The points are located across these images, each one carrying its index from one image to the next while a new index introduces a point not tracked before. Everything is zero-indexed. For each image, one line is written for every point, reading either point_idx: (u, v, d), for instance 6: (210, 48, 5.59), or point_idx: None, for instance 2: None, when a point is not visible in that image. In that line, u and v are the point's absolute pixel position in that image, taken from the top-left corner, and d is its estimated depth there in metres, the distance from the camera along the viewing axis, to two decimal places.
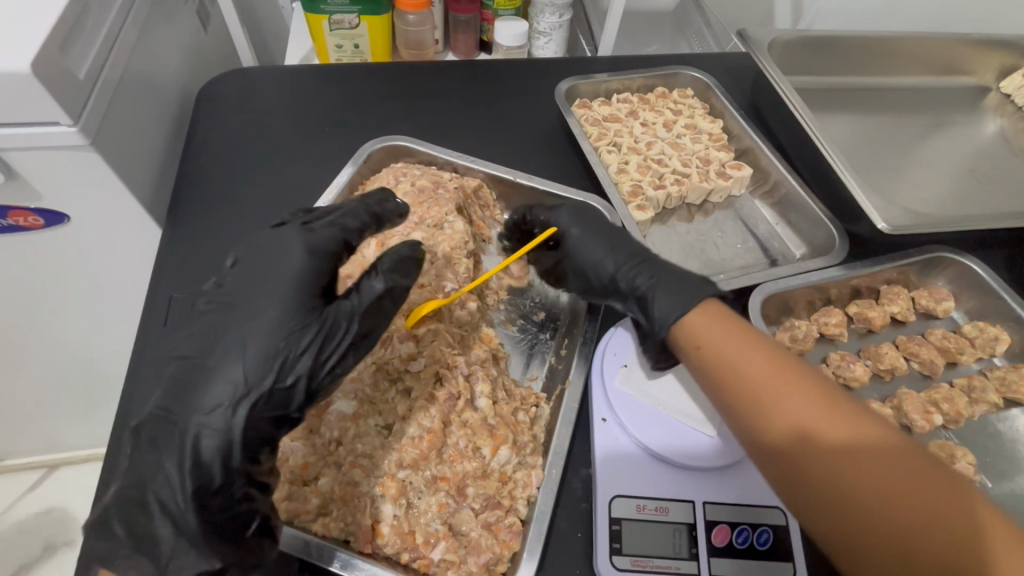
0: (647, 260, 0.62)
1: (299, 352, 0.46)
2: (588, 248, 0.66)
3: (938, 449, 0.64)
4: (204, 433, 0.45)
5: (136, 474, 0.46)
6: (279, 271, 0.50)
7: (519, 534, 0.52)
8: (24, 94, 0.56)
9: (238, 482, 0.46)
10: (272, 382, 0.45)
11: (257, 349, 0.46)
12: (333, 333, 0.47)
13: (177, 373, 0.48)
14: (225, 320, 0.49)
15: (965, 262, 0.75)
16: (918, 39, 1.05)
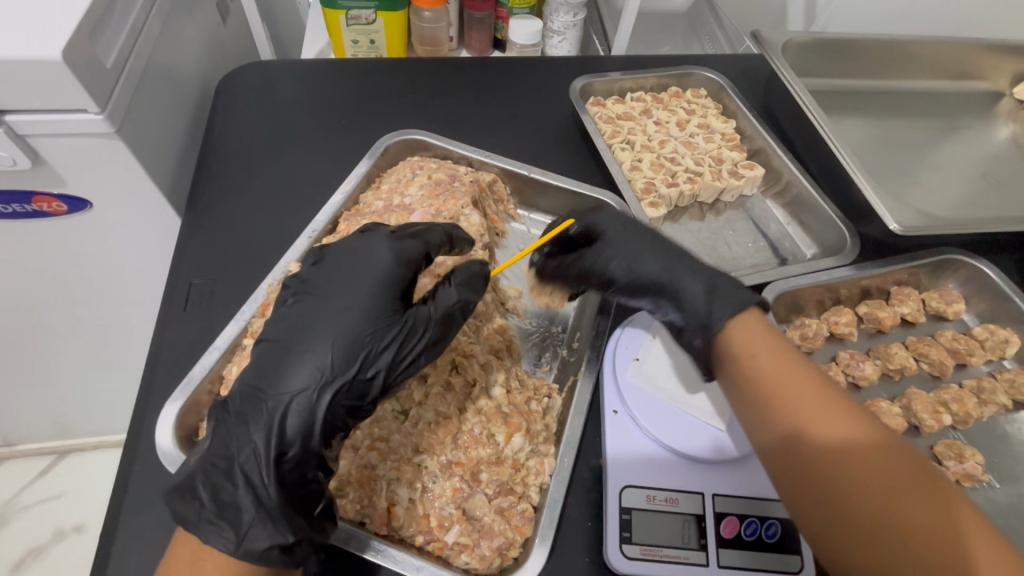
0: (691, 265, 0.62)
1: (384, 349, 0.49)
2: (630, 251, 0.64)
3: (946, 449, 0.65)
4: (289, 413, 0.46)
5: (223, 443, 0.47)
6: (366, 266, 0.52)
7: (531, 520, 0.53)
8: (54, 82, 0.58)
9: (310, 463, 0.47)
10: (357, 374, 0.47)
11: (346, 338, 0.48)
12: (412, 336, 0.50)
13: (262, 354, 0.48)
14: (312, 308, 0.50)
15: (978, 264, 0.76)
16: (933, 43, 1.05)
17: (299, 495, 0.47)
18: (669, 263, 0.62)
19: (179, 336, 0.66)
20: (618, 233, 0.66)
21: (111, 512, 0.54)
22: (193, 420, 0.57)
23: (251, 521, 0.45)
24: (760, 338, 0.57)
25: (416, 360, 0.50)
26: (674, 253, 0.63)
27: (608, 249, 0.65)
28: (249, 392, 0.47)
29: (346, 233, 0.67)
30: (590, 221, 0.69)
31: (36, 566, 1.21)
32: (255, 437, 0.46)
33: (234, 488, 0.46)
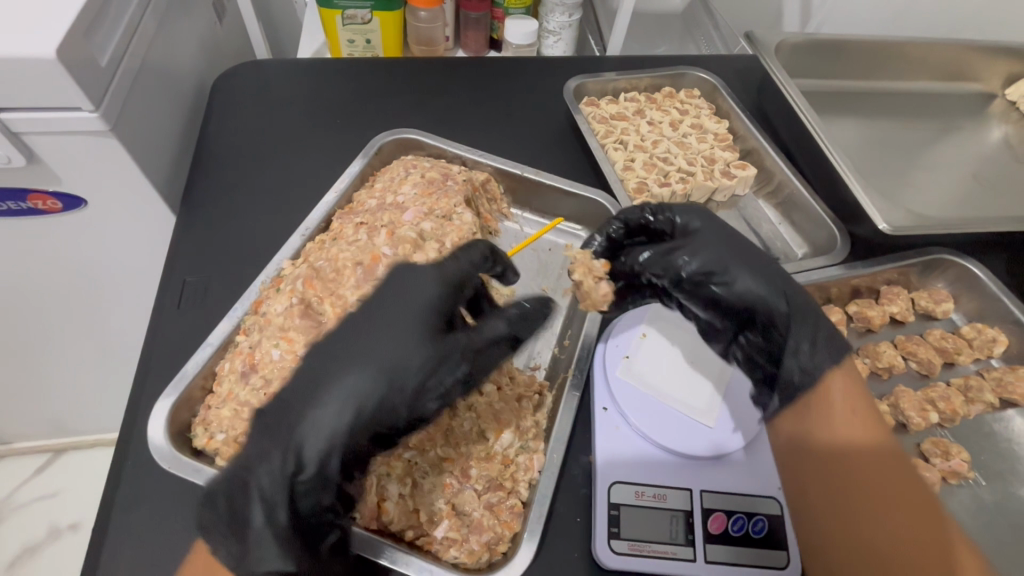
0: (793, 294, 0.59)
1: (424, 383, 0.49)
2: (737, 262, 0.58)
3: (932, 446, 0.66)
4: (318, 437, 0.46)
5: (246, 457, 0.47)
6: (415, 295, 0.52)
7: (520, 515, 0.54)
8: (48, 80, 0.58)
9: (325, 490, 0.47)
10: (398, 406, 0.48)
11: (393, 370, 0.48)
12: (450, 371, 0.51)
13: (302, 374, 0.49)
14: (355, 333, 0.50)
15: (966, 264, 0.76)
16: (925, 44, 1.05)
17: (306, 518, 0.47)
18: (778, 288, 0.59)
19: (173, 333, 0.66)
20: (721, 238, 0.60)
21: (103, 509, 0.54)
22: (185, 415, 0.57)
23: (260, 539, 0.46)
24: (852, 387, 0.58)
25: (453, 392, 0.51)
26: (778, 278, 0.60)
27: (711, 252, 0.58)
28: (282, 414, 0.48)
29: (339, 231, 0.68)
30: (690, 218, 0.62)
31: (31, 564, 1.21)
32: (275, 457, 0.46)
33: (245, 506, 0.46)
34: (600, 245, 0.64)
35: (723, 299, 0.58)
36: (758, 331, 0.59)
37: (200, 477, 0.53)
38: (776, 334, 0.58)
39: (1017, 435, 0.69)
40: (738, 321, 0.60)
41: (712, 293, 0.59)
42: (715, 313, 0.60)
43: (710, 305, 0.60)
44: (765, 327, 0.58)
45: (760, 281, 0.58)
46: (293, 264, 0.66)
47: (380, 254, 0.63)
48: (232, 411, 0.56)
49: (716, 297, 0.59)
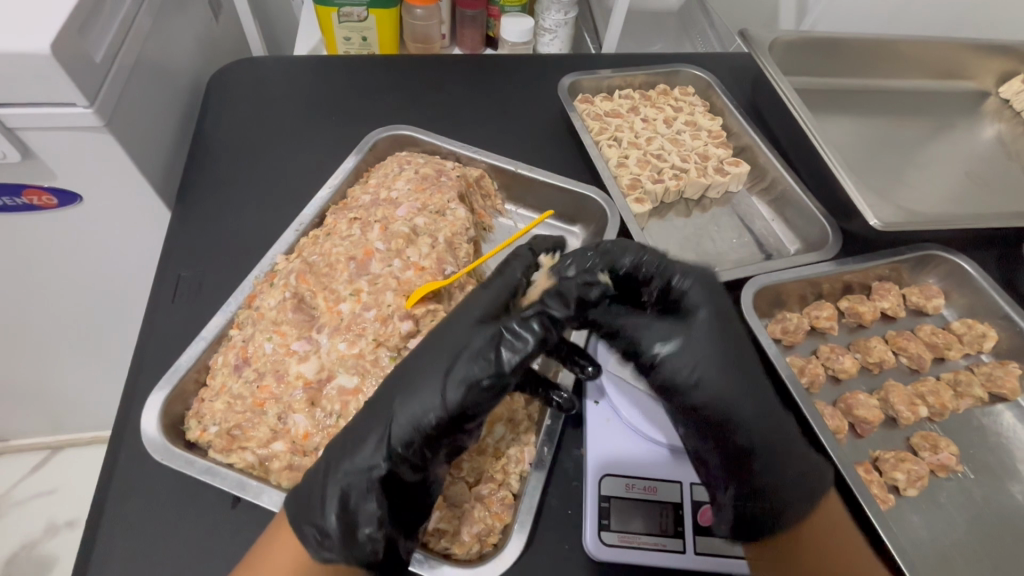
0: (772, 407, 0.53)
1: (471, 369, 0.48)
2: (723, 360, 0.52)
3: (921, 440, 0.66)
4: (398, 425, 0.48)
5: (330, 456, 0.48)
6: (481, 295, 0.54)
7: (510, 507, 0.54)
8: (42, 76, 0.58)
9: (403, 466, 0.48)
10: (448, 394, 0.48)
11: (456, 358, 0.49)
12: (496, 352, 0.48)
13: (392, 376, 0.51)
14: (434, 333, 0.52)
15: (956, 260, 0.77)
16: (918, 42, 1.06)
17: (370, 495, 0.47)
18: (746, 400, 0.52)
19: (167, 327, 0.66)
20: (716, 328, 0.53)
21: (97, 501, 0.55)
22: (179, 408, 0.57)
23: (328, 509, 0.46)
24: (837, 522, 0.52)
25: (506, 368, 0.48)
26: (763, 388, 0.53)
27: (698, 344, 0.52)
28: (382, 403, 0.49)
29: (332, 225, 0.68)
30: (693, 287, 0.55)
31: (29, 560, 1.21)
32: (371, 437, 0.48)
33: (330, 475, 0.47)
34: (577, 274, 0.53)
35: (689, 399, 0.51)
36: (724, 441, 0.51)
37: (193, 468, 0.53)
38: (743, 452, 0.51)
39: (1006, 429, 0.70)
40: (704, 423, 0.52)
41: (682, 388, 0.51)
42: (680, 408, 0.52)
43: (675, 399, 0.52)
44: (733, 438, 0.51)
45: (723, 385, 0.51)
46: (287, 259, 0.66)
47: (373, 248, 0.63)
48: (226, 403, 0.57)
49: (684, 394, 0.51)
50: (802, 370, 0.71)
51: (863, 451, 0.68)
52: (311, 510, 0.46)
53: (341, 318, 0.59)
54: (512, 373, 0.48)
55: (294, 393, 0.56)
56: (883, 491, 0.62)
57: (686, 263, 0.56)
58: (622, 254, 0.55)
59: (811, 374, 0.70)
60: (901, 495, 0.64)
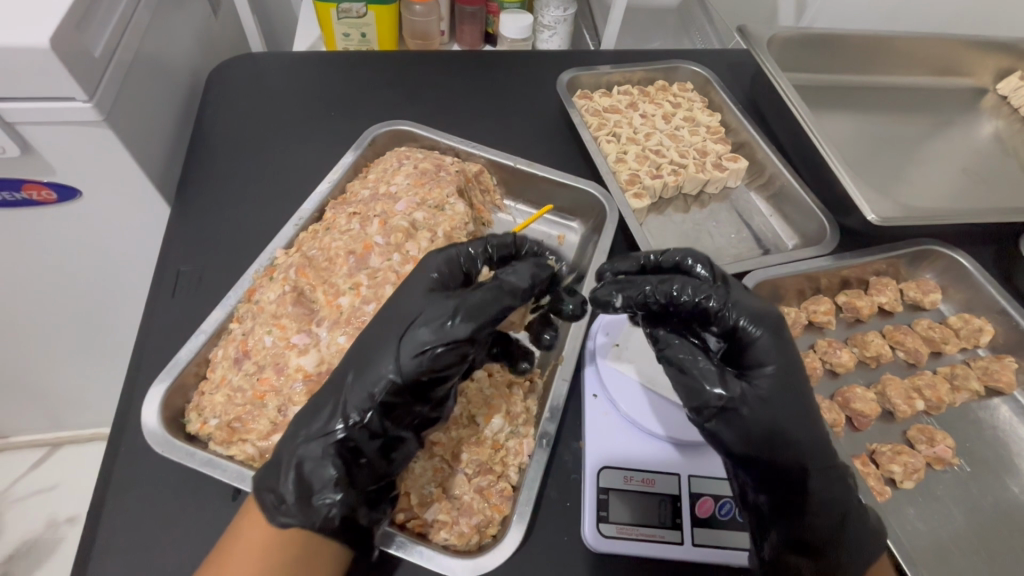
0: (827, 462, 0.51)
1: (428, 333, 0.48)
2: (780, 418, 0.49)
3: (918, 433, 0.67)
4: (353, 401, 0.48)
5: (289, 440, 0.49)
6: (432, 267, 0.55)
7: (509, 499, 0.55)
8: (42, 70, 0.58)
9: (354, 431, 0.48)
10: (401, 367, 0.48)
11: (412, 326, 0.49)
12: (445, 322, 0.48)
13: (350, 355, 0.51)
14: (387, 312, 0.52)
15: (953, 255, 0.77)
16: (916, 39, 1.06)
17: (321, 462, 0.47)
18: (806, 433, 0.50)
19: (167, 321, 0.66)
20: (777, 387, 0.50)
21: (98, 493, 0.55)
22: (179, 401, 0.58)
23: (284, 475, 0.47)
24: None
25: (456, 334, 0.48)
26: (821, 443, 0.51)
27: (757, 403, 0.49)
28: (341, 376, 0.50)
29: (332, 220, 0.69)
30: (761, 338, 0.50)
31: (29, 557, 1.22)
32: (329, 407, 0.49)
33: (289, 441, 0.49)
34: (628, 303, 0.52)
35: (740, 454, 0.49)
36: (767, 489, 0.51)
37: (193, 460, 0.53)
38: (785, 497, 0.51)
39: (1002, 423, 0.70)
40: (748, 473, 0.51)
41: (734, 442, 0.49)
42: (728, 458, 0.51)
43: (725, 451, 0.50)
44: (778, 487, 0.50)
45: (786, 416, 0.49)
46: (286, 253, 0.66)
47: (372, 243, 0.64)
48: (225, 396, 0.57)
49: (736, 449, 0.49)
50: None
51: (859, 444, 0.68)
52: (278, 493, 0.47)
53: (341, 311, 0.60)
54: (464, 337, 0.48)
55: (294, 385, 0.56)
56: (880, 484, 0.63)
57: (755, 305, 0.51)
58: (683, 291, 0.51)
59: (808, 368, 0.71)
60: (897, 488, 0.64)
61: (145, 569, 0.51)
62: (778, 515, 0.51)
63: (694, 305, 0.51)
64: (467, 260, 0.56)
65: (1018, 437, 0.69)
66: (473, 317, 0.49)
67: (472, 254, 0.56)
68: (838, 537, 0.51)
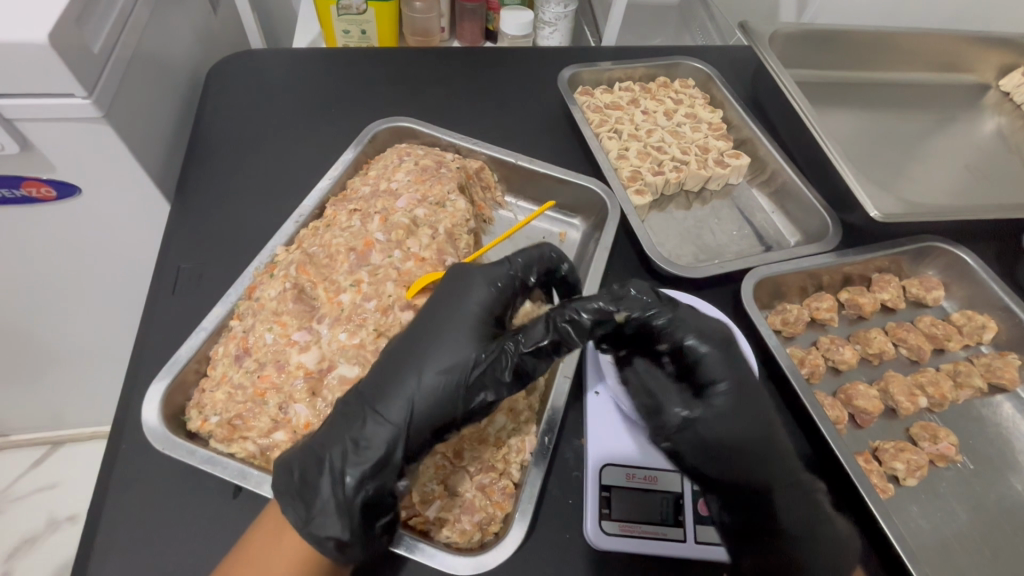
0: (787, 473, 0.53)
1: (546, 337, 0.50)
2: (737, 433, 0.53)
3: (921, 431, 0.67)
4: (383, 430, 0.47)
5: (322, 444, 0.48)
6: (482, 283, 0.54)
7: (511, 496, 0.55)
8: (40, 66, 0.58)
9: (388, 474, 0.47)
10: (467, 392, 0.49)
11: (479, 345, 0.50)
12: (576, 329, 0.50)
13: (378, 372, 0.50)
14: (423, 333, 0.51)
15: (956, 252, 0.77)
16: (918, 35, 1.06)
17: (381, 502, 0.47)
18: (764, 444, 0.53)
19: (167, 318, 0.66)
20: (733, 402, 0.53)
21: (98, 491, 0.55)
22: (179, 399, 0.57)
23: (323, 480, 0.46)
24: None
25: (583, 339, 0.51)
26: (779, 454, 0.54)
27: (715, 420, 0.53)
28: (365, 391, 0.49)
29: (332, 217, 0.68)
30: (709, 355, 0.54)
31: (30, 554, 1.22)
32: (357, 422, 0.48)
33: (325, 443, 0.48)
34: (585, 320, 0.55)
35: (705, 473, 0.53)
36: (734, 507, 0.53)
37: (194, 457, 0.53)
38: (752, 512, 0.52)
39: (1004, 420, 0.70)
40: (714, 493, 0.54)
41: (700, 461, 0.53)
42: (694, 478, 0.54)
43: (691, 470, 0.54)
44: (743, 505, 0.53)
45: (743, 430, 0.53)
46: (286, 250, 0.66)
47: (373, 240, 0.64)
48: (226, 394, 0.57)
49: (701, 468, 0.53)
50: (802, 361, 0.71)
51: (863, 441, 0.68)
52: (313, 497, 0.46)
53: (342, 308, 0.60)
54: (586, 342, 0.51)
55: (295, 382, 0.56)
56: (883, 481, 0.63)
57: (701, 323, 0.55)
58: (637, 309, 0.54)
59: (811, 365, 0.70)
60: (900, 485, 0.64)
61: (145, 567, 0.51)
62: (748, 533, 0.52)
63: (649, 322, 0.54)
64: (523, 272, 0.57)
65: (1021, 434, 0.69)
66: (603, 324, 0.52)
67: (525, 268, 0.57)
68: (810, 552, 0.51)
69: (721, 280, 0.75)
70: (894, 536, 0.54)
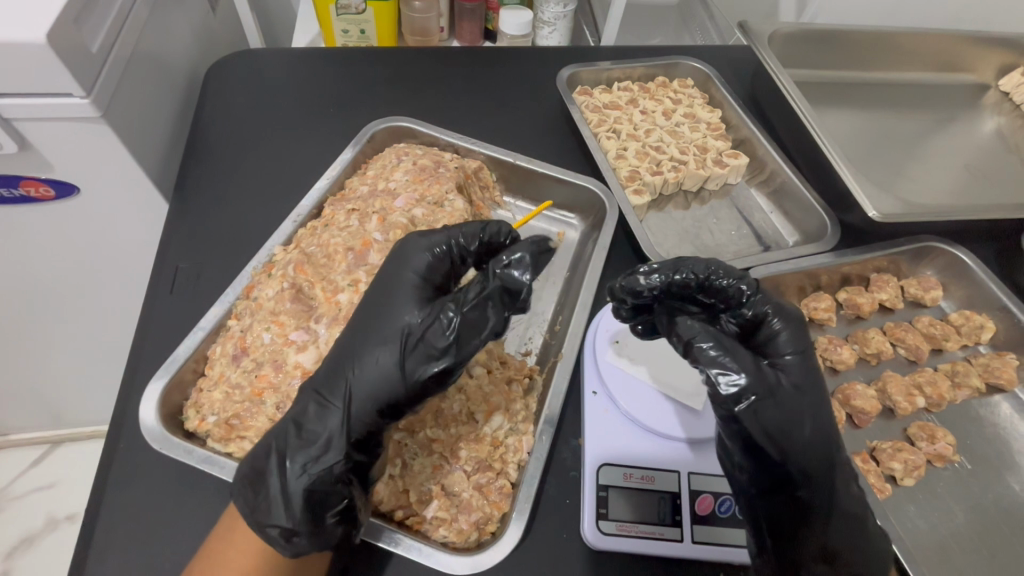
0: (840, 467, 0.50)
1: (479, 291, 0.49)
2: (808, 411, 0.49)
3: (919, 431, 0.67)
4: (332, 415, 0.47)
5: (274, 437, 0.48)
6: (422, 256, 0.53)
7: (508, 496, 0.54)
8: (38, 65, 0.58)
9: (334, 458, 0.46)
10: (406, 364, 0.47)
11: (415, 317, 0.49)
12: (511, 269, 0.48)
13: (332, 356, 0.50)
14: (366, 316, 0.51)
15: (954, 252, 0.77)
16: (918, 35, 1.05)
17: (330, 492, 0.46)
18: (823, 431, 0.50)
19: (166, 318, 0.66)
20: (804, 380, 0.51)
21: (96, 490, 0.55)
22: (177, 398, 0.58)
23: (272, 469, 0.47)
24: None
25: (523, 280, 0.48)
26: (838, 448, 0.51)
27: (789, 391, 0.49)
28: (324, 375, 0.49)
29: (330, 216, 0.68)
30: (784, 330, 0.53)
31: (29, 554, 1.22)
32: (306, 408, 0.48)
33: (276, 436, 0.48)
34: (661, 279, 0.55)
35: (769, 449, 0.48)
36: (779, 496, 0.50)
37: (192, 457, 0.53)
38: (796, 500, 0.49)
39: (1002, 420, 0.70)
40: (768, 476, 0.49)
41: (768, 434, 0.48)
42: (752, 457, 0.49)
43: (753, 447, 0.48)
44: (790, 493, 0.49)
45: (808, 411, 0.50)
46: (285, 250, 0.66)
47: (371, 239, 0.64)
48: (224, 393, 0.57)
49: (766, 443, 0.47)
50: None
51: (860, 441, 0.68)
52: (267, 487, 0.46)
53: (340, 308, 0.60)
54: (530, 284, 0.48)
55: (292, 382, 0.56)
56: (880, 481, 0.63)
57: (779, 302, 0.55)
58: (718, 277, 0.56)
59: None
60: (897, 485, 0.64)
61: (143, 566, 0.51)
62: (785, 524, 0.50)
63: (725, 290, 0.56)
64: (462, 248, 0.55)
65: (1020, 434, 0.69)
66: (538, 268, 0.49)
67: (467, 237, 0.55)
68: (843, 549, 0.49)
69: None
70: (892, 534, 0.54)
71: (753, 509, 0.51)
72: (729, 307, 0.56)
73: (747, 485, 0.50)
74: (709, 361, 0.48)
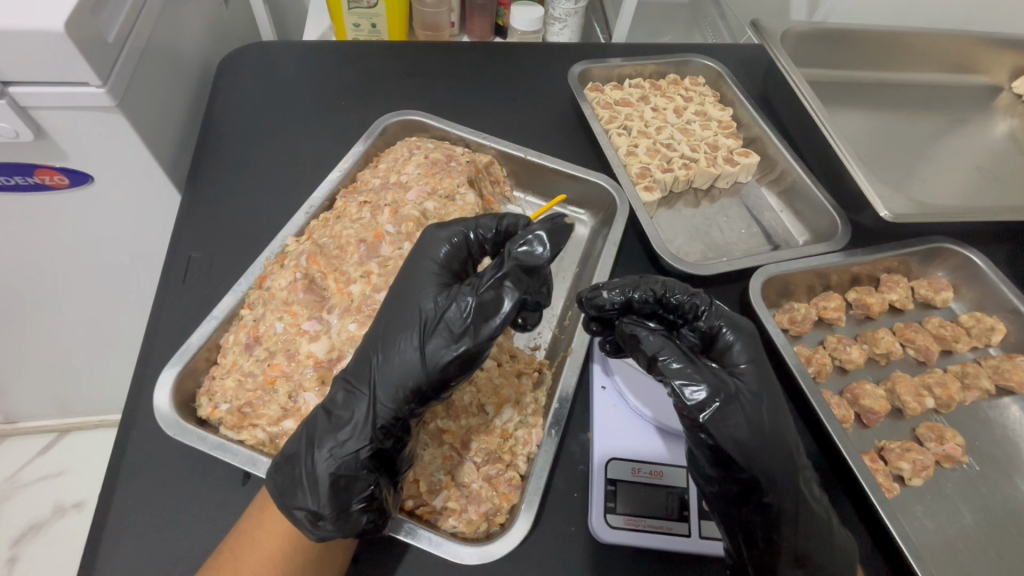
0: (802, 471, 0.51)
1: (496, 273, 0.49)
2: (767, 417, 0.49)
3: (926, 431, 0.67)
4: (360, 402, 0.48)
5: (301, 430, 0.49)
6: (440, 246, 0.54)
7: (518, 488, 0.55)
8: (56, 55, 0.58)
9: (357, 443, 0.46)
10: (428, 348, 0.48)
11: (431, 304, 0.50)
12: (528, 247, 0.49)
13: (360, 350, 0.51)
14: (391, 308, 0.52)
15: (966, 253, 0.77)
16: (933, 36, 1.04)
17: (356, 477, 0.46)
18: (783, 437, 0.49)
19: (179, 306, 0.67)
20: (761, 386, 0.51)
21: (110, 474, 0.55)
22: (190, 385, 0.58)
23: (302, 459, 0.47)
24: None
25: (539, 257, 0.49)
26: (797, 450, 0.51)
27: (748, 398, 0.49)
28: (354, 367, 0.50)
29: (342, 209, 0.69)
30: (739, 341, 0.52)
31: (37, 540, 1.23)
32: (333, 402, 0.49)
33: (307, 428, 0.48)
34: (620, 296, 0.55)
35: (735, 457, 0.48)
36: (748, 503, 0.49)
37: (205, 443, 0.53)
38: (769, 507, 0.48)
39: (1012, 422, 0.70)
40: (734, 483, 0.49)
41: (734, 441, 0.47)
42: (718, 465, 0.49)
43: (720, 454, 0.48)
44: (757, 500, 0.48)
45: (766, 418, 0.49)
46: (297, 241, 0.66)
47: (383, 231, 0.64)
48: (237, 381, 0.57)
49: (732, 450, 0.47)
50: (808, 359, 0.71)
51: (868, 440, 0.68)
52: (294, 473, 0.47)
53: (352, 299, 0.60)
54: (547, 260, 0.48)
55: (305, 371, 0.56)
56: (888, 480, 0.63)
57: (735, 314, 0.54)
58: (673, 292, 0.55)
59: (818, 364, 0.70)
60: (906, 485, 0.64)
61: (155, 549, 0.52)
62: (755, 530, 0.49)
63: (680, 305, 0.55)
64: (481, 237, 0.55)
65: None
66: (555, 244, 0.49)
67: (485, 227, 0.55)
68: (812, 551, 0.49)
69: (729, 279, 0.75)
70: (897, 535, 0.54)
71: (725, 517, 0.50)
72: (686, 321, 0.55)
73: (716, 494, 0.50)
74: (674, 373, 0.49)
